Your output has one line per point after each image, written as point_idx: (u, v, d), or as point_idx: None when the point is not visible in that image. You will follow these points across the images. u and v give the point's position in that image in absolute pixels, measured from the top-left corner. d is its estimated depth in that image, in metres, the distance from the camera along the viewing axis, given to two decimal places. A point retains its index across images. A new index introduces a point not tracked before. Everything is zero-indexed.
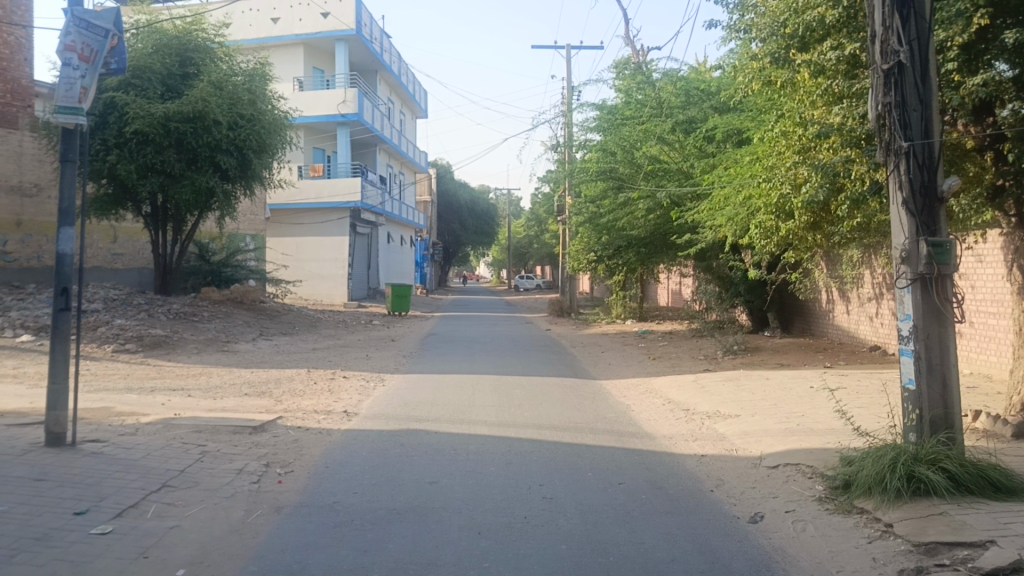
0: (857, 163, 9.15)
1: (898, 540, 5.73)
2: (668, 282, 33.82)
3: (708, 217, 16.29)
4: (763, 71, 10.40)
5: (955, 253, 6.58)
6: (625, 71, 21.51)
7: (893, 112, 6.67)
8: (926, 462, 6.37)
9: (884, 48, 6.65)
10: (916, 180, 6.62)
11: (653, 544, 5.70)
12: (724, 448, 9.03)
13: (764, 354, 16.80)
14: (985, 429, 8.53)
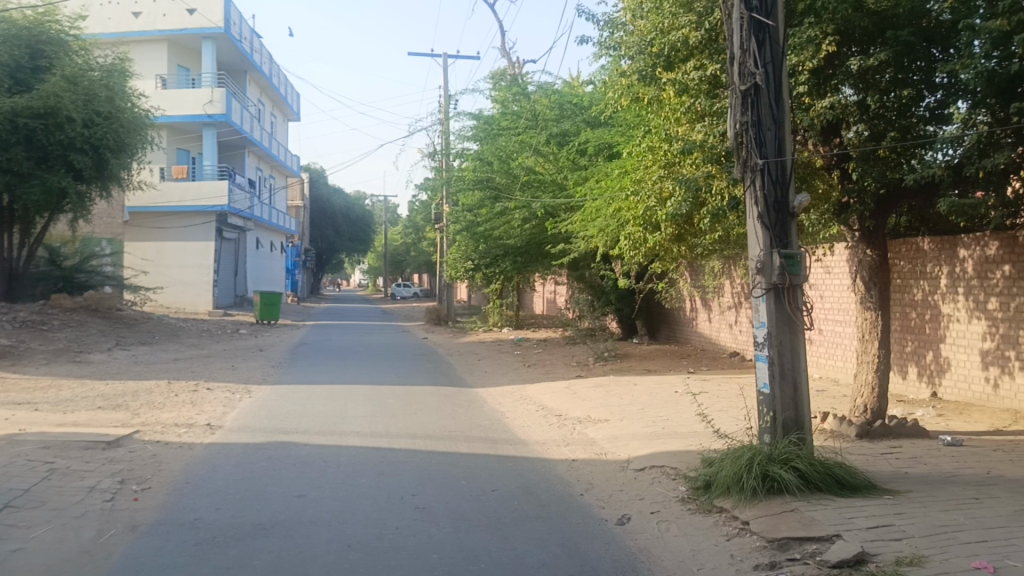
0: (717, 179, 9.56)
1: (754, 537, 6.02)
2: (543, 290, 34.33)
3: (580, 228, 16.65)
4: (632, 88, 10.72)
5: (804, 264, 7.03)
6: (502, 82, 21.74)
7: (749, 132, 7.02)
8: (779, 461, 6.73)
9: (741, 70, 7.01)
10: (769, 195, 7.02)
11: (523, 549, 5.76)
12: (594, 452, 9.25)
13: (632, 360, 17.34)
14: (832, 429, 9.10)
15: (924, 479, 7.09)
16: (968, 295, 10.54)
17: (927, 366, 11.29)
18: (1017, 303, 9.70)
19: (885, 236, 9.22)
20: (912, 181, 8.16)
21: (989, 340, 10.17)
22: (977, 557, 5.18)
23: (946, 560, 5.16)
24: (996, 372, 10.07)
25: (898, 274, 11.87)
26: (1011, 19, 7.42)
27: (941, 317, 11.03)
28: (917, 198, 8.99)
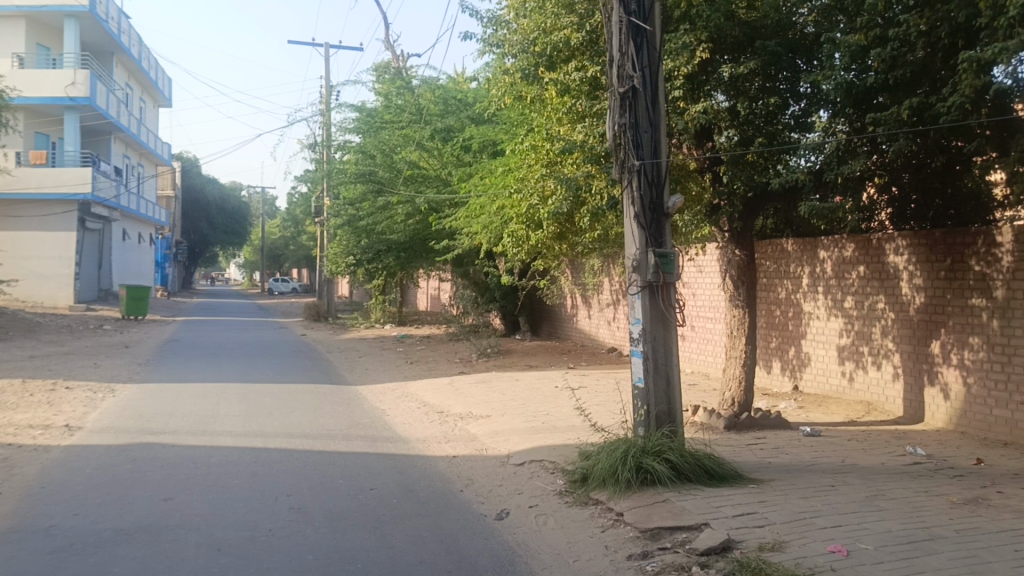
0: (597, 178, 9.74)
1: (628, 528, 6.19)
2: (426, 286, 34.16)
3: (465, 224, 16.66)
4: (515, 86, 10.78)
5: (677, 263, 7.27)
6: (386, 75, 21.47)
7: (627, 133, 7.22)
8: (652, 453, 6.94)
9: (620, 72, 7.19)
10: (646, 196, 7.22)
11: (401, 548, 5.71)
12: (474, 448, 9.27)
13: (514, 357, 17.52)
14: (702, 421, 9.46)
15: (785, 468, 7.49)
16: (827, 294, 11.16)
17: (789, 360, 11.92)
18: (870, 302, 10.35)
19: (752, 237, 9.68)
20: (778, 185, 8.56)
21: (845, 336, 10.82)
22: (832, 541, 5.51)
23: (805, 545, 5.47)
24: (851, 366, 10.73)
25: (764, 274, 12.47)
26: (868, 34, 8.01)
27: (803, 315, 11.65)
28: (781, 201, 9.48)
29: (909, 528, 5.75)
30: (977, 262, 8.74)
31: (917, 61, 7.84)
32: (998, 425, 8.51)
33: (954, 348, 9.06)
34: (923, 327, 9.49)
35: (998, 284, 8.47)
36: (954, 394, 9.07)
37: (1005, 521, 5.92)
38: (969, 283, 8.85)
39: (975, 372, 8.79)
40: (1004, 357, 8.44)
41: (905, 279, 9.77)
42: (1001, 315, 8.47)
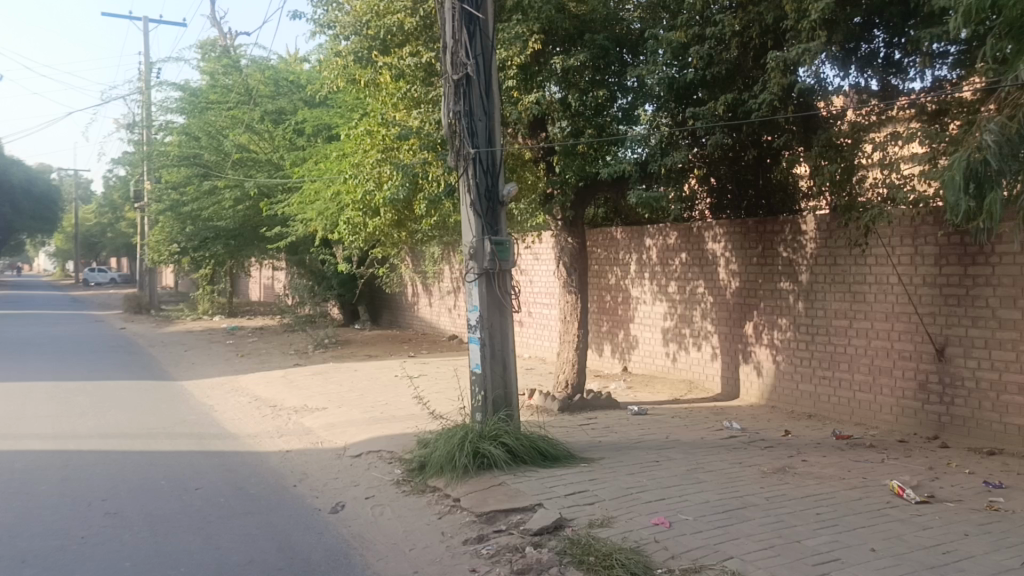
0: (434, 166, 9.70)
1: (464, 513, 6.23)
2: (259, 275, 32.93)
3: (298, 211, 16.15)
4: (348, 70, 10.36)
5: (513, 251, 7.38)
6: (211, 54, 20.41)
7: (461, 121, 7.23)
8: (489, 438, 7.02)
9: (454, 59, 7.17)
10: (481, 183, 7.26)
11: (229, 548, 5.48)
12: (309, 441, 9.04)
13: (352, 346, 17.24)
14: (538, 405, 9.68)
15: (615, 447, 7.80)
16: (653, 280, 11.68)
17: (619, 343, 12.44)
18: (691, 286, 10.95)
19: (583, 226, 9.99)
20: (606, 175, 8.89)
21: (669, 319, 11.39)
22: (656, 514, 5.80)
23: (631, 519, 5.72)
24: (674, 347, 11.32)
25: (596, 261, 12.90)
26: (687, 32, 8.46)
27: (631, 299, 12.16)
28: (609, 191, 9.83)
29: (725, 498, 6.14)
30: (784, 248, 9.44)
31: (732, 60, 8.33)
32: (804, 398, 9.26)
33: (765, 328, 9.75)
34: (738, 309, 10.14)
35: (803, 269, 9.19)
36: (766, 371, 9.77)
37: (808, 486, 6.45)
38: (778, 268, 9.53)
39: (784, 350, 9.51)
40: (808, 336, 9.18)
41: (723, 265, 10.40)
42: (805, 297, 9.20)
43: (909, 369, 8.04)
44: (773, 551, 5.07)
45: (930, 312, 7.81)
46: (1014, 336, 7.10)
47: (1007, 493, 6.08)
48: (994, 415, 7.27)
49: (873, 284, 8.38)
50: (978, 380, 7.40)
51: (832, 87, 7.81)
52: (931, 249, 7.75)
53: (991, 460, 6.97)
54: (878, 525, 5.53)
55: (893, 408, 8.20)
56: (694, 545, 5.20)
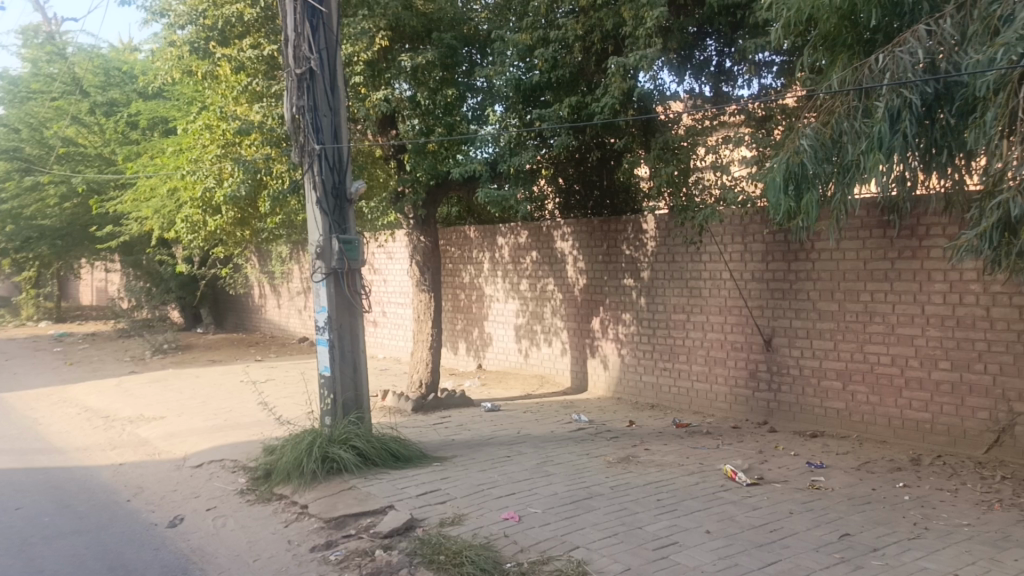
0: (278, 162, 9.40)
1: (311, 519, 6.07)
2: (91, 278, 30.84)
3: (133, 209, 15.23)
4: (184, 61, 9.94)
5: (361, 250, 7.24)
6: (33, 40, 18.96)
7: (305, 116, 6.99)
8: (339, 442, 6.88)
9: (296, 53, 6.94)
10: (327, 180, 7.07)
11: (52, 571, 5.09)
12: (146, 452, 8.55)
13: (194, 352, 16.44)
14: (391, 405, 9.57)
15: (467, 444, 7.83)
16: (505, 278, 11.80)
17: (473, 341, 12.51)
18: (541, 284, 11.14)
19: (435, 225, 9.97)
20: (457, 174, 8.86)
21: (521, 316, 11.55)
22: (506, 509, 5.87)
23: (481, 515, 5.76)
24: (526, 344, 11.50)
25: (449, 259, 12.91)
26: (532, 35, 8.59)
27: (484, 297, 12.23)
28: (460, 189, 9.86)
29: (572, 489, 6.30)
30: (627, 246, 9.78)
31: (575, 63, 8.59)
32: (647, 389, 9.65)
33: (611, 323, 10.07)
34: (585, 306, 10.42)
35: (645, 266, 9.56)
36: (612, 364, 10.10)
37: (650, 474, 6.73)
38: (622, 266, 9.87)
39: (628, 343, 9.87)
40: (650, 329, 9.56)
41: (570, 263, 10.65)
42: (647, 293, 9.58)
43: (740, 359, 8.53)
44: (617, 539, 5.24)
45: (759, 305, 8.31)
46: (831, 326, 7.66)
47: (827, 472, 6.57)
48: (816, 400, 7.83)
49: (707, 279, 8.84)
50: (801, 367, 7.94)
51: (670, 92, 8.18)
52: (759, 246, 8.26)
53: (813, 441, 7.50)
54: (713, 508, 5.83)
55: (727, 396, 8.68)
56: (542, 537, 5.30)
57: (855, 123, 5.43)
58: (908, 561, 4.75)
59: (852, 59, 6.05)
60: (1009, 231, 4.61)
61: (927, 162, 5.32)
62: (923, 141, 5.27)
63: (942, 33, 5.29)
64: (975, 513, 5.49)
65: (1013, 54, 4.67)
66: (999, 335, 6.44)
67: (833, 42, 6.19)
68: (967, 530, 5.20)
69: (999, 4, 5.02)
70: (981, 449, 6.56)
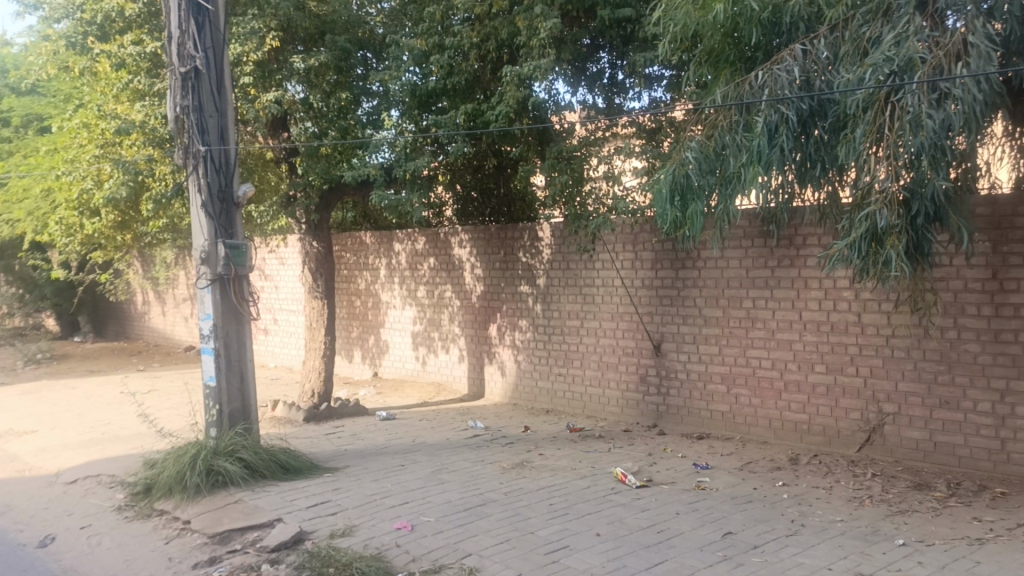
0: (161, 164, 9.05)
1: (194, 535, 5.84)
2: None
3: (3, 210, 14.34)
4: (60, 57, 9.46)
5: (249, 255, 7.04)
6: None
7: (190, 116, 6.76)
8: (225, 454, 6.66)
9: (181, 51, 6.70)
10: (213, 183, 6.85)
11: None
12: (14, 468, 8.05)
13: (71, 362, 15.59)
14: (281, 416, 9.33)
15: (360, 454, 7.71)
16: (402, 285, 11.69)
17: (369, 349, 12.35)
18: (439, 291, 11.08)
19: (328, 231, 9.79)
20: (351, 178, 8.70)
21: (418, 324, 11.46)
22: (398, 518, 5.80)
23: (373, 525, 5.67)
24: (424, 351, 11.43)
25: (344, 265, 12.70)
26: (428, 40, 8.61)
27: (381, 304, 12.09)
28: (353, 193, 9.74)
29: (466, 496, 6.29)
30: (524, 253, 9.85)
31: (470, 71, 8.59)
32: (542, 394, 9.75)
33: (507, 329, 10.13)
34: (482, 313, 10.44)
35: (540, 273, 9.66)
36: (508, 370, 10.16)
37: (543, 479, 6.79)
38: (518, 273, 9.94)
39: (524, 349, 9.95)
40: (545, 335, 9.67)
41: (468, 270, 10.64)
42: (542, 299, 9.68)
43: (631, 364, 8.73)
44: (509, 544, 5.26)
45: (648, 312, 8.53)
46: (716, 331, 7.93)
47: (712, 473, 6.79)
48: (702, 403, 8.08)
49: (600, 286, 9.00)
50: (688, 371, 8.19)
51: (564, 102, 8.30)
52: (649, 254, 8.48)
53: (700, 443, 7.74)
54: (603, 511, 5.93)
55: (620, 400, 8.87)
56: (434, 545, 5.26)
57: (737, 136, 5.66)
58: (785, 556, 4.96)
59: (734, 75, 6.31)
60: (875, 241, 4.85)
61: (802, 174, 5.54)
62: (799, 155, 5.51)
63: (817, 53, 5.58)
64: (847, 509, 5.78)
65: (881, 75, 5.01)
66: (868, 339, 6.80)
67: (717, 58, 6.43)
68: (840, 525, 5.46)
69: (868, 28, 5.36)
70: (853, 447, 6.92)
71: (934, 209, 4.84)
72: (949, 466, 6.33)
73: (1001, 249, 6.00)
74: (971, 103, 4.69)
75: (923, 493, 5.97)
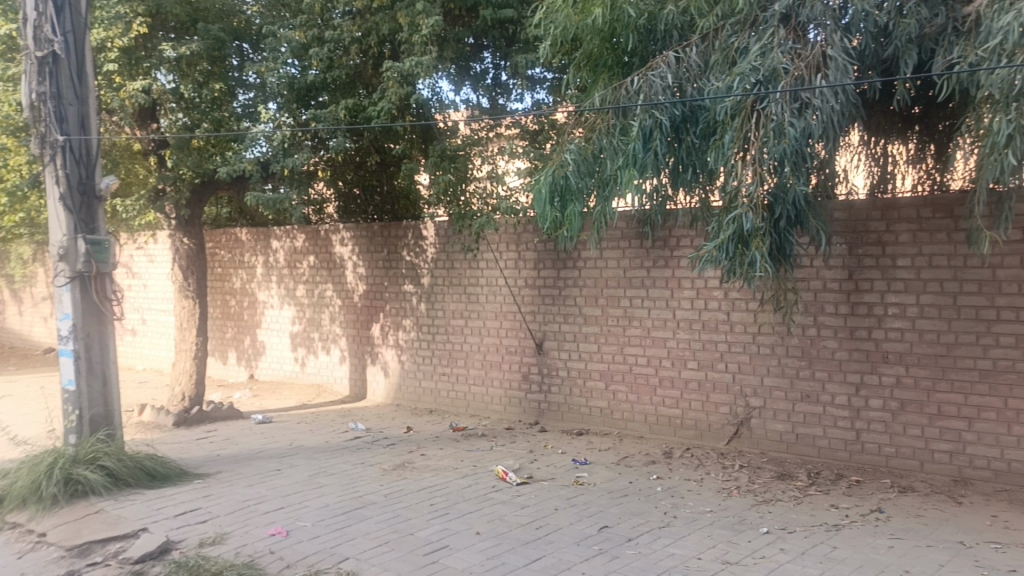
0: (13, 152, 8.45)
1: (50, 549, 5.47)
2: None
3: None
4: None
5: (113, 252, 6.68)
6: None
7: (47, 104, 6.35)
8: (85, 462, 6.30)
9: (37, 34, 6.27)
10: (73, 175, 6.47)
11: None
12: None
13: None
14: (148, 421, 8.91)
15: (234, 459, 7.45)
16: (280, 284, 11.37)
17: (245, 350, 11.97)
18: (319, 290, 10.83)
19: (200, 227, 9.40)
20: (225, 173, 8.36)
21: (297, 324, 11.17)
22: (273, 524, 5.64)
23: (245, 533, 5.49)
24: (303, 352, 11.16)
25: (219, 263, 12.26)
26: (307, 33, 8.41)
27: (257, 304, 11.72)
28: (228, 188, 9.41)
29: (345, 499, 6.18)
30: (407, 252, 9.76)
31: (351, 65, 8.51)
32: (426, 394, 9.70)
33: (391, 329, 10.01)
34: (365, 312, 10.28)
35: (423, 271, 9.60)
36: (392, 370, 10.05)
37: (424, 479, 6.74)
38: (402, 272, 9.84)
39: (407, 349, 9.86)
40: (429, 335, 9.62)
41: (349, 268, 10.44)
42: (426, 299, 9.62)
43: (514, 363, 8.80)
44: (387, 546, 5.20)
45: (531, 310, 8.62)
46: (596, 330, 8.09)
47: (590, 469, 6.92)
48: (582, 400, 8.23)
49: (484, 285, 9.02)
50: (569, 369, 8.32)
51: (447, 101, 8.30)
52: (532, 253, 8.57)
53: (579, 439, 7.87)
54: (484, 509, 5.95)
55: (503, 399, 8.93)
56: (310, 551, 5.14)
57: (613, 139, 5.79)
58: (658, 548, 5.10)
59: (612, 79, 6.45)
60: (742, 243, 5.05)
61: (675, 178, 5.72)
62: (672, 159, 5.69)
63: (689, 61, 5.78)
64: (717, 500, 6.01)
65: (748, 83, 5.23)
66: (737, 336, 7.09)
67: (595, 62, 6.57)
68: (709, 516, 5.67)
69: (736, 38, 5.60)
70: (723, 440, 7.20)
71: (795, 212, 5.07)
72: (810, 456, 6.68)
73: (857, 251, 6.38)
74: (829, 113, 4.98)
75: (786, 482, 6.27)
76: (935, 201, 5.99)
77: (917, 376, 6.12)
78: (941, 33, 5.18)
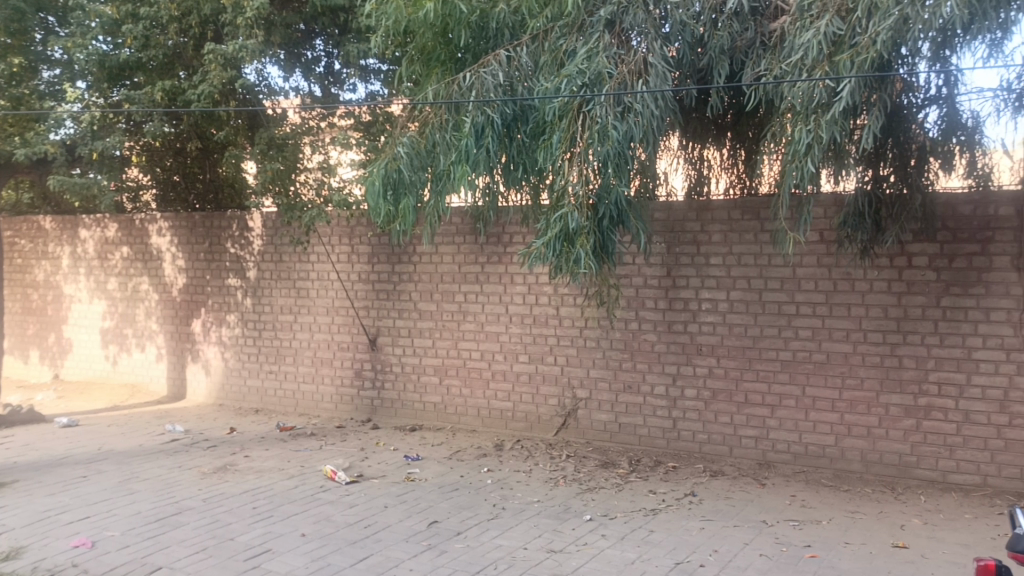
0: None
1: None
2: None
3: None
4: None
5: None
6: None
7: None
8: None
9: None
10: None
11: None
12: None
13: None
14: None
15: (33, 466, 6.87)
16: (89, 276, 10.59)
17: (49, 348, 11.07)
18: (133, 284, 10.18)
19: None
20: (22, 155, 7.63)
21: (108, 320, 10.45)
22: (77, 535, 5.24)
23: (45, 546, 5.07)
24: (115, 350, 10.45)
25: (19, 253, 11.28)
26: (120, 8, 7.89)
27: (63, 298, 10.86)
28: (29, 172, 8.65)
29: (159, 506, 5.84)
30: (232, 245, 9.35)
31: (170, 45, 8.03)
32: (251, 393, 9.35)
33: (213, 326, 9.56)
34: (185, 307, 9.76)
35: (250, 265, 9.23)
36: (214, 369, 9.61)
37: (248, 481, 6.50)
38: (226, 264, 9.41)
39: (232, 346, 9.45)
40: (255, 331, 9.26)
41: (168, 260, 9.87)
42: (253, 294, 9.25)
43: (346, 360, 8.64)
44: (205, 553, 4.96)
45: (364, 306, 8.48)
46: (429, 325, 8.09)
47: (421, 464, 6.92)
48: (415, 395, 8.21)
49: (315, 280, 8.79)
50: (403, 365, 8.27)
51: (277, 87, 8.05)
52: (365, 248, 8.44)
53: (411, 435, 7.85)
54: (310, 510, 5.80)
55: (333, 396, 8.74)
56: (119, 562, 4.82)
57: (446, 135, 5.80)
58: (485, 540, 5.16)
59: (445, 74, 6.46)
60: (568, 241, 5.17)
61: (506, 176, 5.78)
62: (503, 156, 5.76)
63: (520, 61, 5.88)
64: (543, 490, 6.16)
65: (575, 86, 5.38)
66: (565, 330, 7.30)
67: (428, 57, 6.56)
68: (536, 506, 5.81)
69: (565, 40, 5.76)
70: (551, 431, 7.40)
71: (617, 212, 5.25)
72: (631, 444, 6.99)
73: (675, 249, 6.73)
74: (649, 118, 5.22)
75: (609, 470, 6.52)
76: (744, 203, 6.40)
77: (727, 367, 6.53)
78: (750, 46, 5.54)
